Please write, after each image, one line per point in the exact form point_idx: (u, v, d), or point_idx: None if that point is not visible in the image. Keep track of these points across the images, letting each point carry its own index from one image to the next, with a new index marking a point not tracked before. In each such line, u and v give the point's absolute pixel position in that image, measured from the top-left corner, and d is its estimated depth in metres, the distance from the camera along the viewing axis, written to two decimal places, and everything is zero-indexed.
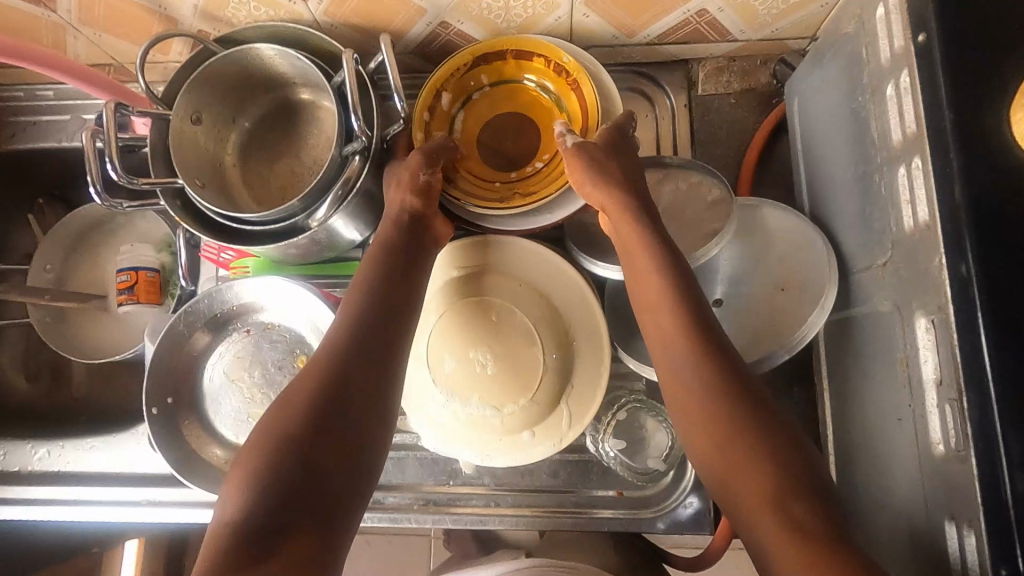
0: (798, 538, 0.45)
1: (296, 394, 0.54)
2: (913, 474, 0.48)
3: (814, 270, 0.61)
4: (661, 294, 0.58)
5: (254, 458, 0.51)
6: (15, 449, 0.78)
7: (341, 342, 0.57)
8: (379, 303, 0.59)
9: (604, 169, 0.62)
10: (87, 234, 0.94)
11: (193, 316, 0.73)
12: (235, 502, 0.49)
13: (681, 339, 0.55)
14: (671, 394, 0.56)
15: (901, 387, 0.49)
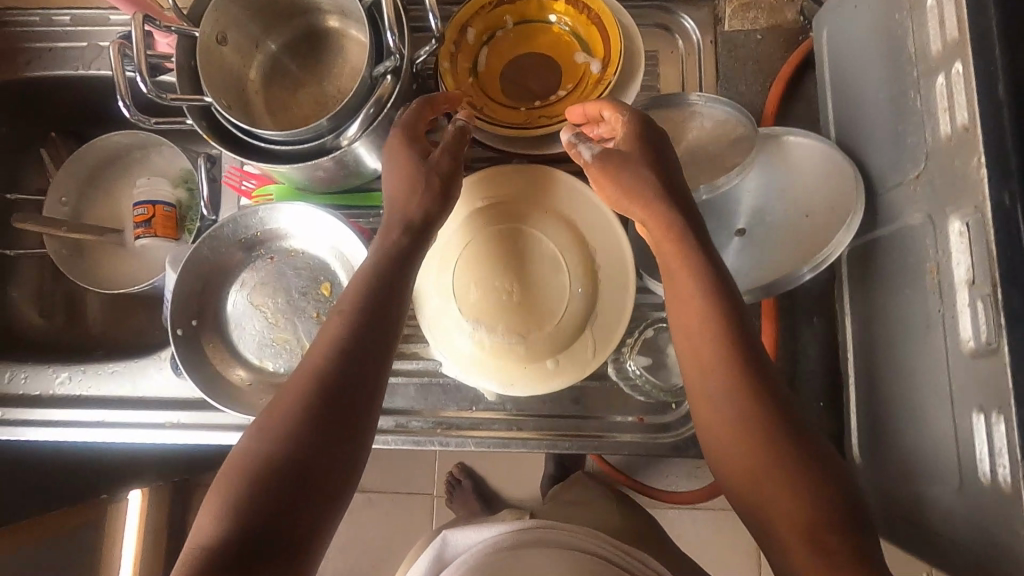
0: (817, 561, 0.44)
1: (289, 403, 0.51)
2: (940, 381, 0.48)
3: (839, 195, 0.62)
4: (701, 324, 0.53)
5: (237, 469, 0.48)
6: (36, 373, 0.78)
7: (338, 347, 0.54)
8: (378, 306, 0.56)
9: (634, 175, 0.57)
10: (100, 169, 0.93)
11: (217, 241, 0.72)
12: (212, 512, 0.46)
13: (712, 356, 0.51)
14: (703, 418, 0.52)
15: (930, 295, 0.50)
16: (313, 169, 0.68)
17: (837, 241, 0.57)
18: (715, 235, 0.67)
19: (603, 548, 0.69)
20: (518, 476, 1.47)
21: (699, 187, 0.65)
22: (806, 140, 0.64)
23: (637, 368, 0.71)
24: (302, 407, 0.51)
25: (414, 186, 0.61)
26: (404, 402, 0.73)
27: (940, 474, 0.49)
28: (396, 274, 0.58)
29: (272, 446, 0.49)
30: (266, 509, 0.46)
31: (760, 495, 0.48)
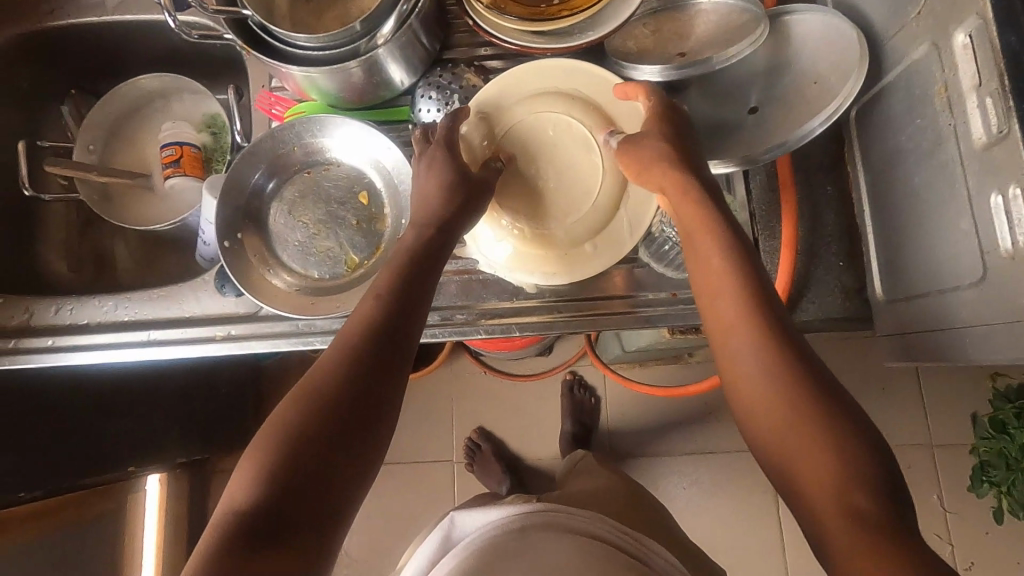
0: (853, 519, 0.44)
1: (316, 388, 0.53)
2: (956, 188, 0.53)
3: (845, 53, 0.66)
4: (726, 287, 0.57)
5: (262, 449, 0.50)
6: (82, 304, 0.80)
7: (362, 334, 0.56)
8: (402, 303, 0.59)
9: (665, 157, 0.63)
10: (127, 116, 0.96)
11: (256, 155, 0.76)
12: (241, 488, 0.48)
13: (740, 321, 0.55)
14: (731, 376, 0.55)
15: (939, 115, 0.54)
16: (343, 75, 0.71)
17: (847, 92, 0.62)
18: (726, 114, 0.73)
19: (609, 534, 0.72)
20: (537, 433, 1.49)
21: (709, 59, 0.69)
22: (806, 16, 0.69)
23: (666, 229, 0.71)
24: (326, 395, 0.52)
25: (453, 188, 0.66)
26: (447, 299, 0.76)
27: (964, 275, 0.53)
28: (416, 277, 0.61)
29: (295, 432, 0.50)
30: (290, 491, 0.48)
31: (792, 449, 0.49)
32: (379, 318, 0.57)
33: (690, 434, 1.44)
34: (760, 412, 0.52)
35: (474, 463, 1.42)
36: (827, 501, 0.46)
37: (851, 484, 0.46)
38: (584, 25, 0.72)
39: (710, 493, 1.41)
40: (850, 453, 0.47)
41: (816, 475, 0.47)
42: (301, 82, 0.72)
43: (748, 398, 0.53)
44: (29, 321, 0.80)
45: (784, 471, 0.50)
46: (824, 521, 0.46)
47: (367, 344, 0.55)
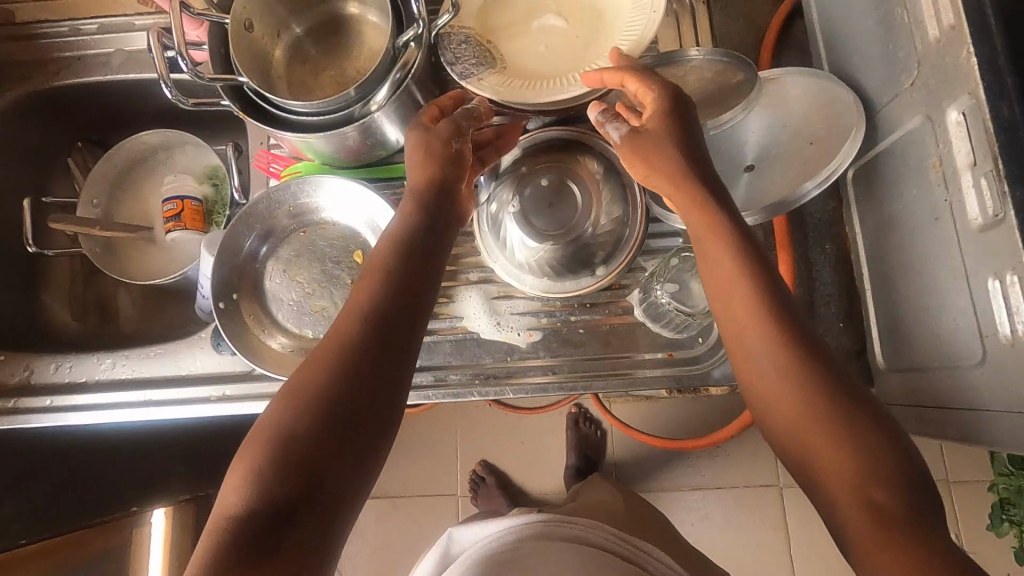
0: (884, 527, 0.42)
1: (309, 384, 0.50)
2: (954, 262, 0.52)
3: (840, 111, 0.65)
4: (742, 289, 0.52)
5: (249, 459, 0.47)
6: (80, 362, 0.81)
7: (361, 329, 0.52)
8: (404, 290, 0.55)
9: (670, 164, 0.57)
10: (131, 169, 0.97)
11: (252, 217, 0.76)
12: (235, 495, 0.46)
13: (759, 324, 0.51)
14: (752, 389, 0.51)
15: (936, 187, 0.53)
16: (341, 138, 0.72)
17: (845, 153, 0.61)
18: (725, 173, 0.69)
19: (612, 543, 0.69)
20: (544, 467, 1.39)
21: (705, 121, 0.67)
22: (803, 80, 0.67)
23: (665, 296, 0.71)
24: (320, 391, 0.49)
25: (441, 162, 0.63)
26: (441, 358, 0.76)
27: (965, 353, 0.51)
28: (416, 258, 0.58)
29: (290, 430, 0.47)
30: (285, 495, 0.45)
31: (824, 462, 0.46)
32: (375, 312, 0.53)
33: (702, 469, 1.33)
34: (786, 419, 0.48)
35: (478, 497, 1.34)
36: (852, 508, 0.44)
37: (871, 485, 0.44)
38: (580, 81, 0.67)
39: (729, 534, 1.30)
40: (873, 462, 0.44)
41: (838, 481, 0.45)
42: (297, 144, 0.73)
43: (770, 404, 0.49)
44: (30, 378, 0.80)
45: (810, 484, 0.47)
46: (851, 534, 0.44)
47: (363, 336, 0.52)
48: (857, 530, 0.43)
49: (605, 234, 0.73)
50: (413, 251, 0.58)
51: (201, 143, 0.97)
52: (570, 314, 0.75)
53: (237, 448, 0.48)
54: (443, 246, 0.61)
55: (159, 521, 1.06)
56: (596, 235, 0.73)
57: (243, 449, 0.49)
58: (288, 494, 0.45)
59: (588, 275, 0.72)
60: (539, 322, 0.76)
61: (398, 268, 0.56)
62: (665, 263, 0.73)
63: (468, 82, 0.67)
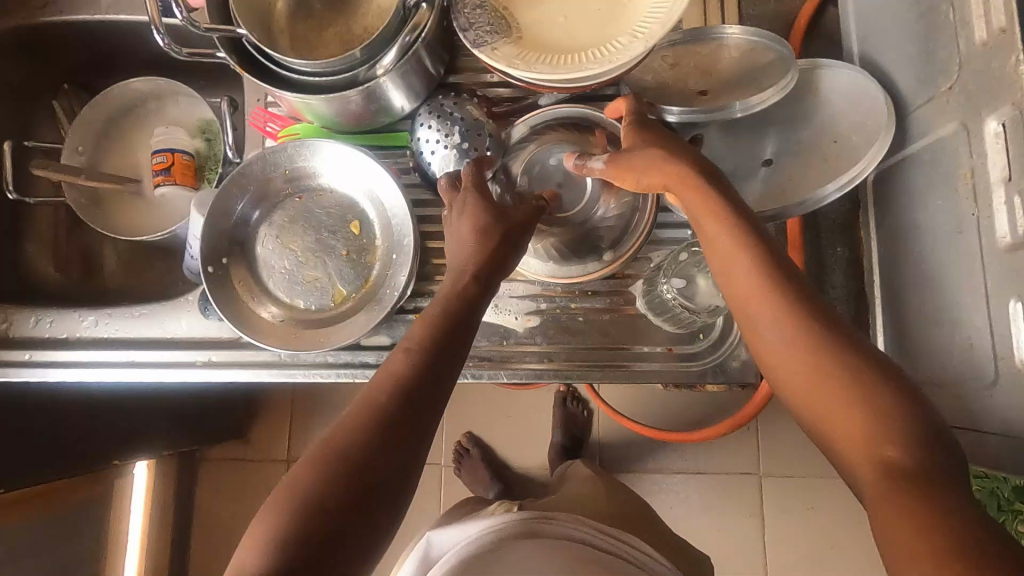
0: (893, 477, 0.42)
1: (335, 453, 0.48)
2: (975, 279, 0.50)
3: (865, 117, 0.63)
4: (742, 261, 0.53)
5: (267, 523, 0.45)
6: (61, 317, 0.78)
7: (390, 396, 0.51)
8: (436, 356, 0.54)
9: (664, 172, 0.57)
10: (120, 117, 0.93)
11: (246, 179, 0.73)
12: (251, 558, 0.44)
13: (760, 292, 0.51)
14: (764, 364, 0.51)
15: (964, 199, 0.51)
16: (343, 103, 0.68)
17: (869, 158, 0.58)
18: (741, 168, 0.67)
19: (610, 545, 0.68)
20: (529, 444, 1.38)
21: (732, 104, 0.62)
22: (837, 72, 0.64)
23: (671, 291, 0.69)
24: (344, 461, 0.48)
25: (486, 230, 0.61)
26: None
27: (978, 372, 0.50)
28: (453, 323, 0.56)
29: (311, 498, 0.46)
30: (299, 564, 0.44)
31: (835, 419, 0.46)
32: (408, 378, 0.52)
33: (686, 453, 1.34)
34: (795, 383, 0.49)
35: (461, 467, 1.34)
36: (863, 459, 0.44)
37: (879, 436, 0.43)
38: (598, 58, 0.62)
39: (710, 521, 1.32)
40: (882, 410, 0.44)
41: (851, 433, 0.45)
42: (296, 106, 0.69)
43: (780, 373, 0.50)
44: (8, 332, 0.78)
45: (822, 437, 0.47)
46: (861, 482, 0.43)
47: (394, 410, 0.50)
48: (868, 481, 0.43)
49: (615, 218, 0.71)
50: (448, 317, 0.56)
51: (194, 93, 0.92)
52: (569, 301, 0.74)
53: (258, 507, 0.47)
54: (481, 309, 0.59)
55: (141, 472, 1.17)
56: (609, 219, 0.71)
57: (265, 508, 0.47)
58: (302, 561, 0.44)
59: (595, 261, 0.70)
60: (537, 307, 0.74)
61: (436, 339, 0.54)
62: (675, 255, 0.71)
63: (479, 49, 0.64)
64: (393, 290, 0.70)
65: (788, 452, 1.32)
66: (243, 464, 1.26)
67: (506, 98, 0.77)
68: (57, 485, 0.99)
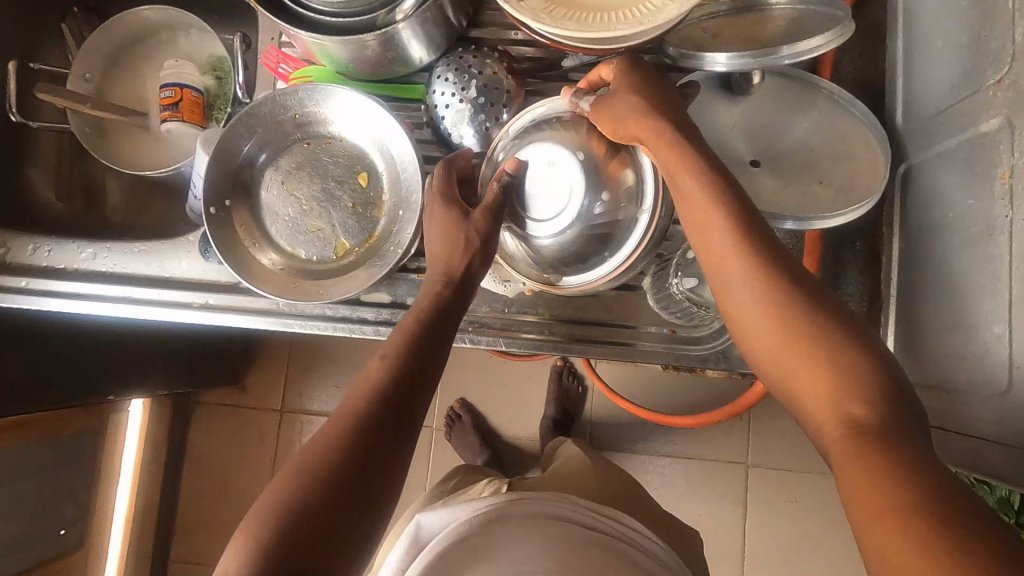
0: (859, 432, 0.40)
1: (310, 468, 0.47)
2: (1000, 283, 0.48)
3: (867, 155, 0.62)
4: (717, 223, 0.50)
5: (251, 536, 0.45)
6: (60, 248, 0.77)
7: (369, 404, 0.51)
8: (413, 362, 0.54)
9: (643, 122, 0.55)
10: (129, 46, 0.90)
11: (254, 119, 0.71)
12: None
13: (738, 256, 0.49)
14: (733, 322, 0.50)
15: (998, 200, 0.49)
16: (359, 47, 0.65)
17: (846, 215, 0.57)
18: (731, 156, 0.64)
19: (608, 526, 0.67)
20: (520, 415, 1.38)
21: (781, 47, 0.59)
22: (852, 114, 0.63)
23: (680, 289, 0.68)
24: (327, 470, 0.48)
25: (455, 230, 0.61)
26: None
27: (991, 378, 0.49)
28: (432, 333, 0.57)
29: (294, 509, 0.46)
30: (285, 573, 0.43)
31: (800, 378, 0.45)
32: (387, 386, 0.52)
33: (675, 438, 1.34)
34: (760, 340, 0.47)
35: (451, 432, 1.34)
36: (828, 417, 0.43)
37: (848, 393, 0.42)
38: (631, 18, 0.59)
39: (693, 507, 1.32)
40: (847, 370, 0.43)
41: (820, 391, 0.44)
42: (310, 46, 0.66)
43: (745, 330, 0.48)
44: (6, 257, 0.77)
45: (790, 395, 0.46)
46: (827, 441, 0.42)
47: (373, 422, 0.50)
48: (834, 436, 0.42)
49: (620, 221, 0.62)
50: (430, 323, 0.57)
51: (207, 27, 0.89)
52: None
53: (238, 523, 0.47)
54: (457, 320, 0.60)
55: (136, 411, 1.16)
56: (607, 220, 0.61)
57: (245, 522, 0.47)
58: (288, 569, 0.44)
59: (601, 263, 0.63)
60: None
61: (413, 352, 0.55)
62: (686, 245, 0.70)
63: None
64: (396, 247, 0.68)
65: (777, 445, 1.32)
66: (236, 411, 1.27)
67: (529, 57, 0.74)
68: (54, 416, 0.99)
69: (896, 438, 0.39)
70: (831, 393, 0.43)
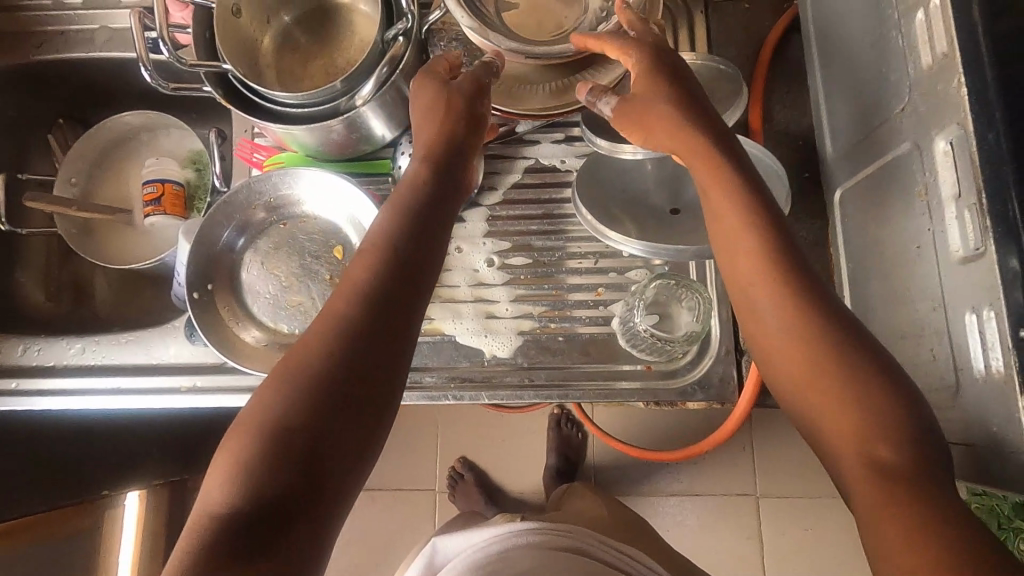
0: (880, 481, 0.42)
1: (305, 366, 0.47)
2: (934, 293, 0.51)
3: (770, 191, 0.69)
4: (744, 246, 0.53)
5: (243, 437, 0.45)
6: (49, 346, 0.79)
7: (360, 297, 0.51)
8: (404, 255, 0.54)
9: (672, 132, 0.57)
10: (112, 149, 0.95)
11: (231, 208, 0.75)
12: (214, 492, 0.43)
13: (768, 286, 0.51)
14: (761, 349, 0.51)
15: (920, 216, 0.53)
16: (325, 132, 0.70)
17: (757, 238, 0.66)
18: (652, 207, 0.74)
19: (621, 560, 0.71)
20: (522, 467, 1.37)
21: None
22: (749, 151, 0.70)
23: (645, 324, 0.70)
24: (315, 381, 0.47)
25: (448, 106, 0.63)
26: (416, 360, 0.75)
27: (942, 383, 0.51)
28: (421, 227, 0.56)
29: (274, 424, 0.45)
30: (274, 482, 0.43)
31: (822, 417, 0.46)
32: (375, 277, 0.52)
33: (681, 475, 1.33)
34: (794, 370, 0.48)
35: (456, 493, 1.31)
36: (855, 465, 0.44)
37: (875, 437, 0.44)
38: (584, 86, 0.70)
39: (707, 545, 1.30)
40: (875, 414, 0.44)
41: (842, 431, 0.45)
42: (281, 136, 0.71)
43: (773, 359, 0.50)
44: None
45: (817, 437, 0.47)
46: (854, 485, 0.44)
47: (368, 315, 0.50)
48: (855, 477, 0.44)
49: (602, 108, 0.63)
50: (391, 269, 0.53)
51: (185, 126, 0.95)
52: (549, 321, 0.75)
53: (223, 435, 0.46)
54: (447, 215, 0.59)
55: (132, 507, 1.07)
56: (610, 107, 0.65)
57: (229, 435, 0.46)
58: (259, 521, 0.41)
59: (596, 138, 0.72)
60: (521, 327, 0.75)
61: (398, 238, 0.55)
62: (645, 285, 0.73)
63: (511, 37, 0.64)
64: None
65: (783, 473, 1.31)
66: None
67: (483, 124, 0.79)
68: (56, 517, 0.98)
69: (921, 485, 0.41)
70: (859, 436, 0.44)
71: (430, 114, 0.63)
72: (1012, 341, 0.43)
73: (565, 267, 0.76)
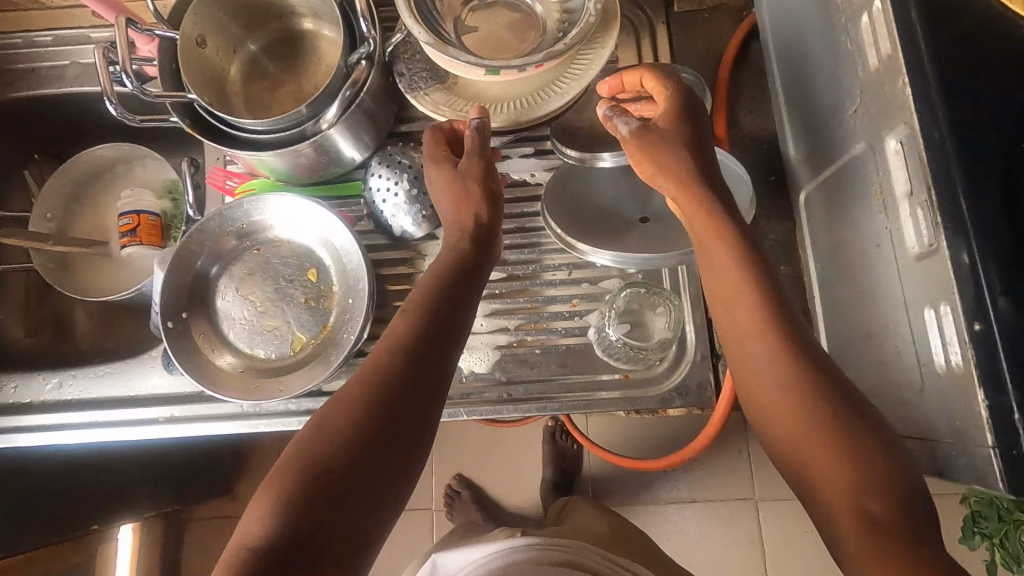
0: (865, 527, 0.43)
1: (345, 410, 0.49)
2: (896, 290, 0.52)
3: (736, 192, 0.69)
4: (740, 303, 0.53)
5: (282, 476, 0.46)
6: (27, 382, 0.79)
7: (400, 347, 0.52)
8: (438, 309, 0.55)
9: (676, 163, 0.58)
10: (88, 182, 0.95)
11: (205, 235, 0.76)
12: (252, 526, 0.44)
13: (760, 333, 0.52)
14: (748, 385, 0.52)
15: (878, 215, 0.53)
16: (295, 157, 0.71)
17: None
18: (622, 217, 0.74)
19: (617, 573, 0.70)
20: (519, 481, 1.36)
21: None
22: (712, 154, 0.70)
23: (616, 334, 0.72)
24: (355, 426, 0.48)
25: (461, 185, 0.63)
26: None
27: (908, 379, 0.52)
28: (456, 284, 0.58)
29: (315, 465, 0.46)
30: (310, 521, 0.44)
31: (808, 459, 0.47)
32: (413, 328, 0.54)
33: (679, 482, 1.32)
34: (781, 420, 0.49)
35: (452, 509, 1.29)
36: (843, 508, 0.44)
37: (860, 487, 0.44)
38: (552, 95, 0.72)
39: (708, 552, 1.29)
40: (862, 467, 0.45)
41: (830, 480, 0.46)
42: (250, 162, 0.71)
43: (764, 409, 0.51)
44: None
45: (803, 479, 0.47)
46: (838, 523, 0.44)
47: (406, 364, 0.51)
48: (840, 524, 0.44)
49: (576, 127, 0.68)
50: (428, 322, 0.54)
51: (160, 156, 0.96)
52: (525, 334, 0.75)
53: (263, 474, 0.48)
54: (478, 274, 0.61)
55: (125, 536, 1.12)
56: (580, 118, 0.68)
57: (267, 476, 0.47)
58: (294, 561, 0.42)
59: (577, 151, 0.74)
60: (497, 342, 0.75)
61: (434, 294, 0.56)
62: (616, 294, 0.74)
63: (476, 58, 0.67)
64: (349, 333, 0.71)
65: None
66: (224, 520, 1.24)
67: None
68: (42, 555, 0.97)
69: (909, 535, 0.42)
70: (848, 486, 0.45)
71: (448, 189, 0.64)
72: (966, 335, 0.43)
73: (540, 279, 0.76)
